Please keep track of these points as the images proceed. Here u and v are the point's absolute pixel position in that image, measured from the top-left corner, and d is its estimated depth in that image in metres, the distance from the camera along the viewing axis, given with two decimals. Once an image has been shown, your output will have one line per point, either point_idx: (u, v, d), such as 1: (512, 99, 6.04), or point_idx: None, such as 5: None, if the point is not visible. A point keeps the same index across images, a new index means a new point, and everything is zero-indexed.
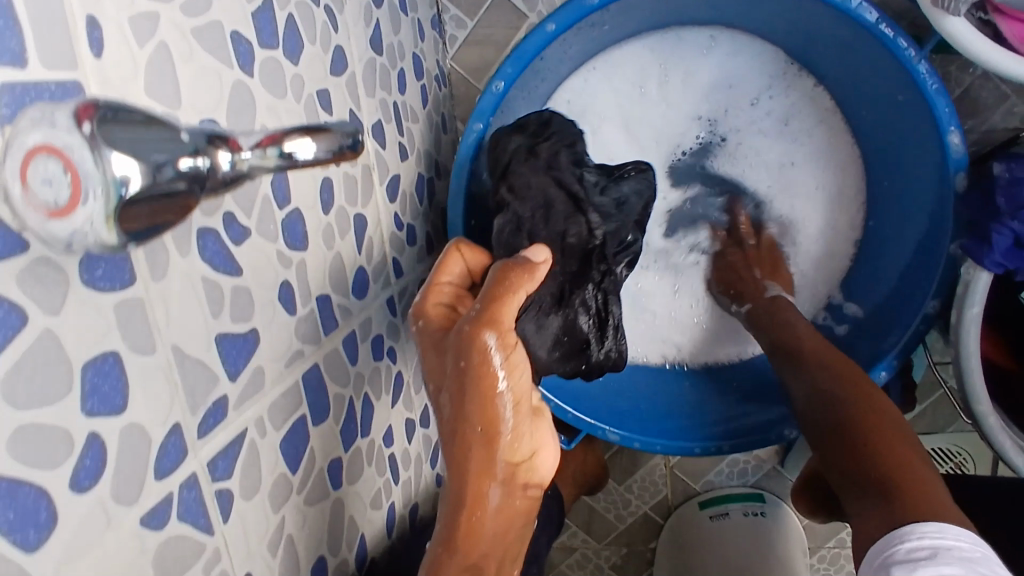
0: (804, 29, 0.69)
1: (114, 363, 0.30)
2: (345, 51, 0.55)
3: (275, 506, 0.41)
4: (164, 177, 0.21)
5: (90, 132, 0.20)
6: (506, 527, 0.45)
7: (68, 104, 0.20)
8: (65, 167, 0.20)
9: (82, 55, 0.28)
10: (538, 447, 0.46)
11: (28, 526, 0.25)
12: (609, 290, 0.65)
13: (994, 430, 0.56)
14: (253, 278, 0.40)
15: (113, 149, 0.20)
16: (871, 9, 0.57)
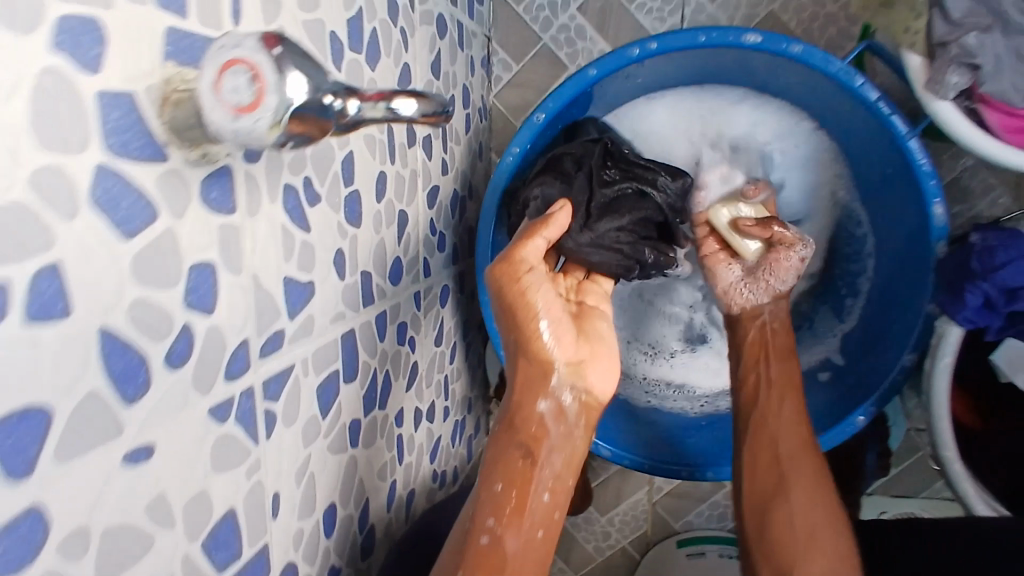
0: (813, 99, 0.77)
1: (211, 272, 0.35)
2: (410, 68, 0.63)
3: (305, 442, 0.46)
4: (317, 101, 0.28)
5: (279, 54, 0.27)
6: (563, 423, 0.53)
7: (255, 34, 0.27)
8: (250, 80, 0.27)
9: (226, 20, 0.35)
10: (583, 359, 0.54)
11: (129, 381, 0.30)
12: (616, 154, 0.75)
13: (957, 475, 0.66)
14: (317, 237, 0.46)
15: (290, 69, 0.27)
16: (872, 90, 0.65)
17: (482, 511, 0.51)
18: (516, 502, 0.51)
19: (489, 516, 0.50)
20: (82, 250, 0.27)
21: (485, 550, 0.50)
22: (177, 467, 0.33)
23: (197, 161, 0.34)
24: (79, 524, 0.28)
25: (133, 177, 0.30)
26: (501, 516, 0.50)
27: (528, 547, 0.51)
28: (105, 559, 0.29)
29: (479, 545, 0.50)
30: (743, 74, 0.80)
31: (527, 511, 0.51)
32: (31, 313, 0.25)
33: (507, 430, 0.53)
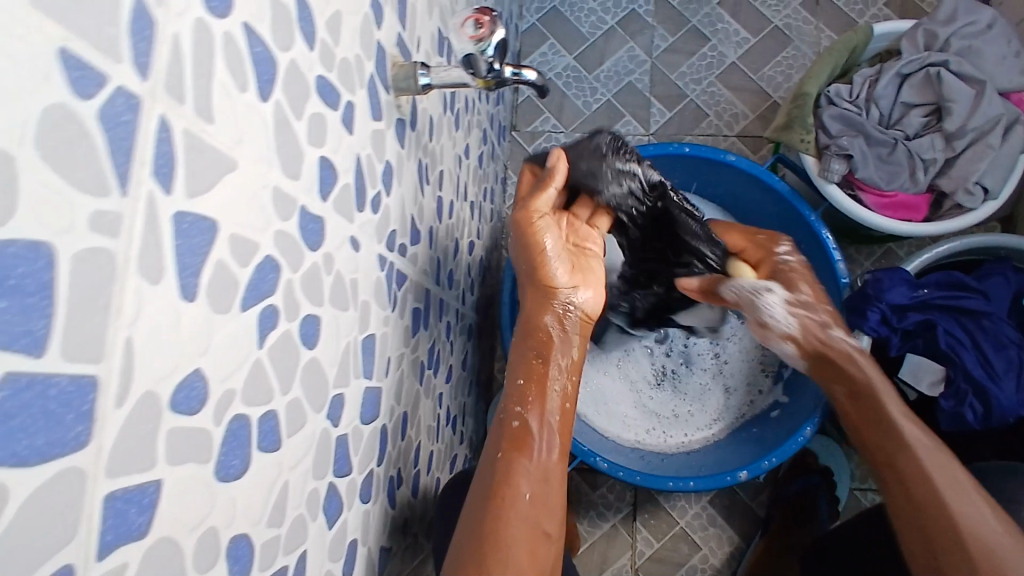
0: (734, 208, 1.02)
1: (389, 172, 0.54)
2: (470, 149, 0.88)
3: (403, 342, 0.60)
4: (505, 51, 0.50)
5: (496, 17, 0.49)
6: (567, 333, 0.68)
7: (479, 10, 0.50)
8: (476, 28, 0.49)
9: (413, 43, 0.59)
10: (579, 284, 0.69)
11: (359, 195, 0.48)
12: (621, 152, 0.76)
13: None
14: (425, 205, 0.66)
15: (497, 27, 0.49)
16: (779, 183, 0.91)
17: (510, 406, 0.65)
18: (534, 389, 0.65)
19: (517, 405, 0.64)
20: (361, 105, 0.48)
21: (517, 430, 0.63)
22: (363, 271, 0.49)
23: (395, 107, 0.56)
24: (329, 251, 0.43)
25: (376, 86, 0.51)
26: (528, 405, 0.64)
27: (546, 434, 0.64)
28: (334, 289, 0.44)
29: (512, 427, 0.63)
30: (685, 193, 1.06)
31: (543, 400, 0.65)
32: (342, 117, 0.45)
33: (525, 336, 0.68)
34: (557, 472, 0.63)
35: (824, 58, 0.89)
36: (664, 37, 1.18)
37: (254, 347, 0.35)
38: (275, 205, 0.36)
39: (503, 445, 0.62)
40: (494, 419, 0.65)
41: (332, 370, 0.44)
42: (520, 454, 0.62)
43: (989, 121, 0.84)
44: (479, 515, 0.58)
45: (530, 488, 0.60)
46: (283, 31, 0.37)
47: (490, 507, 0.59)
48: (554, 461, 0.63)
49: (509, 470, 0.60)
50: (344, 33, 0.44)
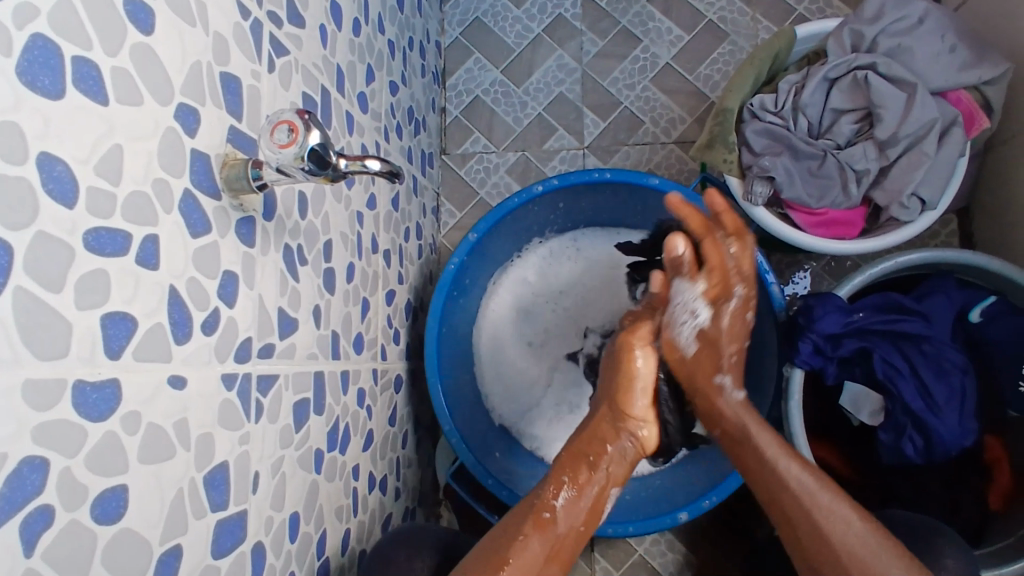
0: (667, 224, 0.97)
1: (232, 283, 0.51)
2: (376, 197, 0.84)
3: (282, 445, 0.58)
4: (329, 152, 0.46)
5: (309, 117, 0.45)
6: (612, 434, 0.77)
7: (292, 109, 0.45)
8: (289, 133, 0.45)
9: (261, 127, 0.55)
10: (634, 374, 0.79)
11: (182, 327, 0.45)
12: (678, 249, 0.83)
13: None
14: (304, 287, 0.63)
15: (314, 129, 0.45)
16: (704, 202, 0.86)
17: (545, 493, 0.69)
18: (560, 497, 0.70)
19: (554, 499, 0.68)
20: (171, 232, 0.44)
21: (545, 518, 0.67)
22: (197, 404, 0.46)
23: (235, 207, 0.52)
24: (133, 409, 0.41)
25: (199, 201, 0.47)
26: (559, 493, 0.69)
27: (570, 533, 0.68)
28: (147, 444, 0.42)
29: (541, 516, 0.67)
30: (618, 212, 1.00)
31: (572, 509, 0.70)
32: (139, 257, 0.41)
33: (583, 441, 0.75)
34: (552, 569, 0.65)
35: (746, 69, 0.87)
36: (594, 42, 1.12)
37: (21, 558, 0.33)
38: (28, 400, 0.34)
39: (526, 524, 0.65)
40: (526, 501, 0.69)
41: (156, 530, 0.43)
42: (539, 538, 0.65)
43: (923, 127, 0.81)
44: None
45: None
46: (16, 207, 0.33)
47: (490, 569, 0.61)
48: (560, 557, 0.66)
49: (511, 551, 0.63)
50: (129, 163, 0.41)
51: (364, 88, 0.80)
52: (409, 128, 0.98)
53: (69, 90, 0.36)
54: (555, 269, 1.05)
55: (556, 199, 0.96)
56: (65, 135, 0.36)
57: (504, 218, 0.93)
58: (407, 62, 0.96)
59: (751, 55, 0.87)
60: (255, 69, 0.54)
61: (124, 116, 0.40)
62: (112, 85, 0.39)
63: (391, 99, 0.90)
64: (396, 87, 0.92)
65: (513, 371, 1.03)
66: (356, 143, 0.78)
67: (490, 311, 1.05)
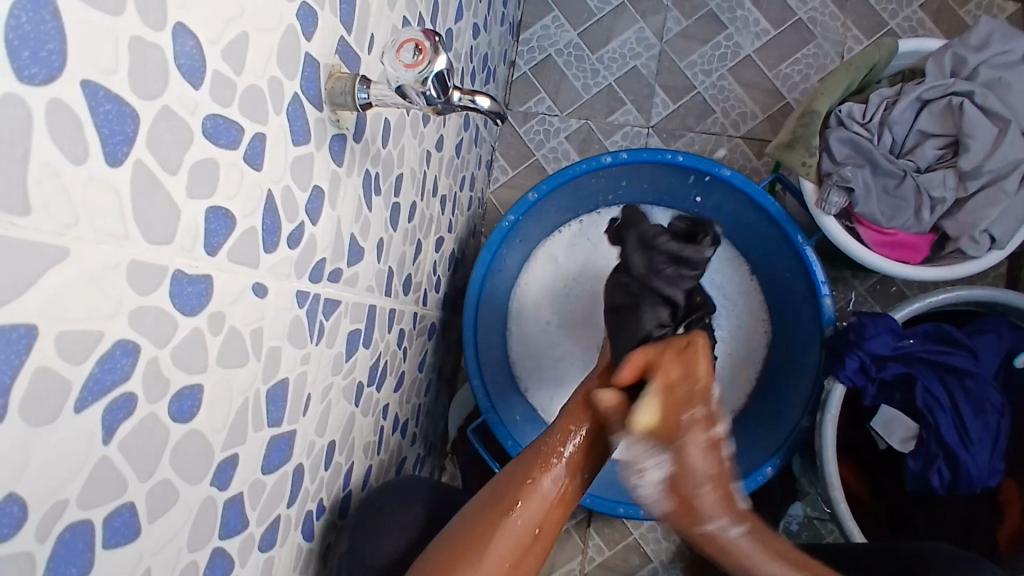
0: (727, 218, 0.95)
1: (318, 198, 0.49)
2: (444, 140, 0.81)
3: (332, 372, 0.57)
4: (450, 79, 0.44)
5: (439, 40, 0.43)
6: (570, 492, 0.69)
7: (424, 28, 0.43)
8: (415, 53, 0.43)
9: (365, 43, 0.53)
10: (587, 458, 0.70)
11: (272, 236, 0.43)
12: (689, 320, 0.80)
13: (841, 509, 0.80)
14: (374, 217, 0.61)
15: (441, 53, 0.43)
16: (772, 202, 0.85)
17: (553, 440, 0.69)
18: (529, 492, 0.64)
19: (563, 445, 0.68)
20: (276, 133, 0.42)
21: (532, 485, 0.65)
22: (272, 316, 0.45)
23: (332, 122, 0.50)
24: (220, 309, 0.39)
25: (304, 107, 0.45)
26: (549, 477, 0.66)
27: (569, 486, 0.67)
28: (225, 348, 0.40)
29: (549, 461, 0.67)
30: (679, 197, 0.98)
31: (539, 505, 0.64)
32: (246, 153, 0.40)
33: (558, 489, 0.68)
34: (556, 517, 0.65)
35: (839, 75, 0.84)
36: (677, 20, 1.09)
37: (99, 444, 0.32)
38: (131, 282, 0.32)
39: (533, 467, 0.67)
40: (537, 445, 0.69)
41: (219, 436, 0.42)
42: (546, 483, 0.66)
43: (1008, 166, 0.79)
44: (465, 523, 0.62)
45: (539, 521, 0.63)
46: (148, 77, 0.31)
47: (501, 510, 0.62)
48: (568, 496, 0.67)
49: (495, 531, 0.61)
50: (251, 54, 0.39)
51: (452, 26, 0.78)
52: (482, 76, 0.95)
53: None
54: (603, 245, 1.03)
55: (621, 173, 0.93)
56: (202, 9, 0.34)
57: (566, 183, 0.91)
58: (491, 7, 0.93)
59: (847, 61, 0.85)
60: None
61: (255, 4, 0.38)
62: None
63: (472, 42, 0.88)
64: (478, 31, 0.89)
65: (541, 338, 1.02)
66: None
67: (529, 276, 1.03)
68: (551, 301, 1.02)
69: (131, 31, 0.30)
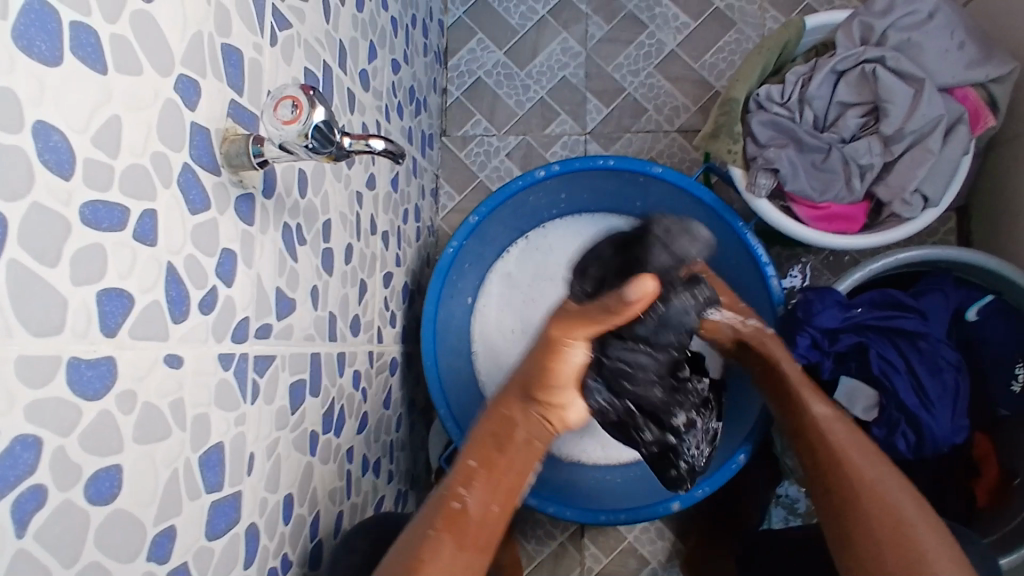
0: (670, 214, 0.96)
1: (230, 261, 0.50)
2: (376, 178, 0.82)
3: (277, 426, 0.57)
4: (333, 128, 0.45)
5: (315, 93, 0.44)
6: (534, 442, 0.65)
7: (301, 84, 0.44)
8: (293, 107, 0.44)
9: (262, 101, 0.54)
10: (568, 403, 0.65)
11: (179, 306, 0.44)
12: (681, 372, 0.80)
13: None
14: (302, 267, 0.62)
15: (319, 105, 0.44)
16: (706, 193, 0.86)
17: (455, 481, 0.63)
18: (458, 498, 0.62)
19: (464, 487, 0.62)
20: (169, 207, 0.43)
21: (454, 509, 0.61)
22: (193, 383, 0.46)
23: (235, 183, 0.50)
24: (128, 387, 0.40)
25: (198, 176, 0.46)
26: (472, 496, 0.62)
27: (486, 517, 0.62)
28: (141, 424, 0.41)
29: (451, 508, 0.61)
30: (621, 201, 0.99)
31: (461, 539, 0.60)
32: (136, 232, 0.40)
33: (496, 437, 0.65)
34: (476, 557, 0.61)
35: (753, 59, 0.86)
36: (599, 26, 1.11)
37: (12, 539, 0.33)
38: (21, 376, 0.33)
39: (435, 521, 0.60)
40: (435, 496, 0.63)
41: (149, 510, 0.42)
42: (449, 534, 0.59)
43: (928, 124, 0.81)
44: None
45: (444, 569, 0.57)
46: (12, 177, 0.32)
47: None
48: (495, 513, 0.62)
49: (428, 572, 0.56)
50: (127, 136, 0.39)
51: (366, 66, 0.79)
52: (410, 108, 0.96)
53: (67, 57, 0.35)
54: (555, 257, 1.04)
55: (559, 185, 0.95)
56: (64, 102, 0.35)
57: (506, 201, 0.92)
58: (410, 40, 0.95)
59: (759, 45, 0.86)
60: (257, 42, 0.53)
61: (123, 86, 0.39)
62: (111, 53, 0.38)
63: (393, 77, 0.89)
64: (398, 66, 0.91)
65: (507, 357, 1.02)
66: (356, 121, 0.77)
67: (486, 297, 1.04)
68: (513, 318, 1.03)
69: None
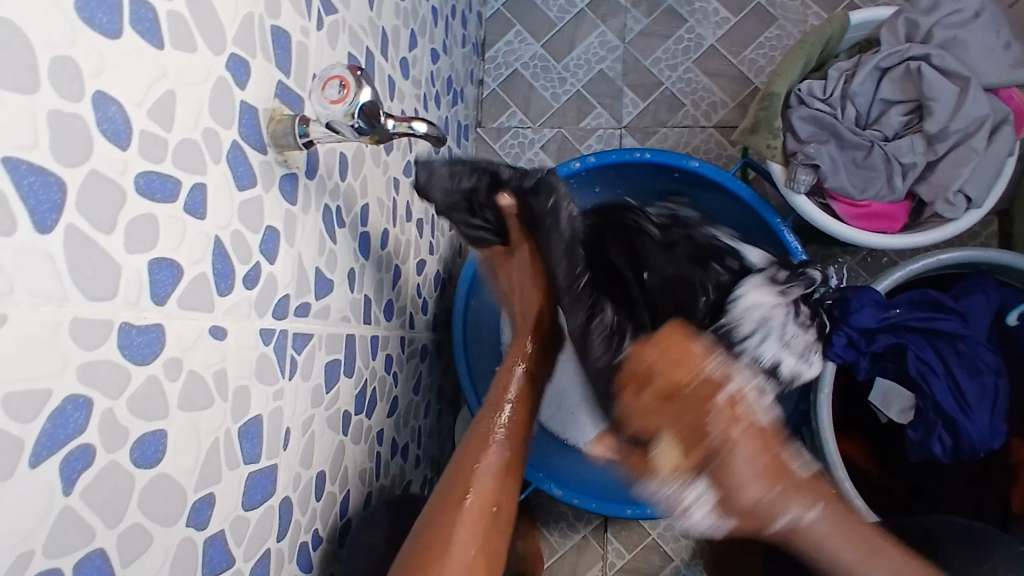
0: (707, 209, 0.95)
1: (273, 238, 0.51)
2: (413, 165, 0.83)
3: (312, 403, 0.58)
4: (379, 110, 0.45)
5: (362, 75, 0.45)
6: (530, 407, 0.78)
7: (349, 64, 0.45)
8: (341, 88, 0.45)
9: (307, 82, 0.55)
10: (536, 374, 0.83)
11: (224, 279, 0.45)
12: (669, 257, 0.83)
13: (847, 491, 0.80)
14: (341, 248, 0.63)
15: (366, 86, 0.45)
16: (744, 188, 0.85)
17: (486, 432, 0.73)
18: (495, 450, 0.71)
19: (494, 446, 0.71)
20: (218, 182, 0.44)
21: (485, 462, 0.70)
22: (235, 357, 0.47)
23: (280, 163, 0.51)
24: (175, 355, 0.41)
25: (246, 154, 0.47)
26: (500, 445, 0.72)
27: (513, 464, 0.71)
28: (185, 392, 0.42)
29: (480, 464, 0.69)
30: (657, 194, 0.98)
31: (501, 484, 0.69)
32: (186, 205, 0.42)
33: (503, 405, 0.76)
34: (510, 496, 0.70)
35: (795, 54, 0.85)
36: (637, 20, 1.10)
37: (60, 495, 0.34)
38: (74, 339, 0.34)
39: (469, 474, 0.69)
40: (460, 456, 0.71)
41: (190, 477, 0.43)
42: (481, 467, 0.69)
43: (974, 123, 0.79)
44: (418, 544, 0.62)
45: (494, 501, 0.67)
46: (72, 146, 0.33)
47: (450, 509, 0.65)
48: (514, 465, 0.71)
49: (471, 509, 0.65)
50: (180, 111, 0.41)
51: (407, 54, 0.80)
52: (447, 98, 0.97)
53: (126, 32, 0.36)
54: None
55: (594, 178, 0.95)
56: (122, 76, 0.36)
57: None
58: (449, 31, 0.95)
59: (801, 39, 0.85)
60: (305, 26, 0.54)
61: (178, 63, 0.40)
62: (167, 30, 0.39)
63: (432, 66, 0.90)
64: (437, 56, 0.91)
65: None
66: (396, 108, 0.78)
67: None
68: None
69: (50, 106, 0.32)
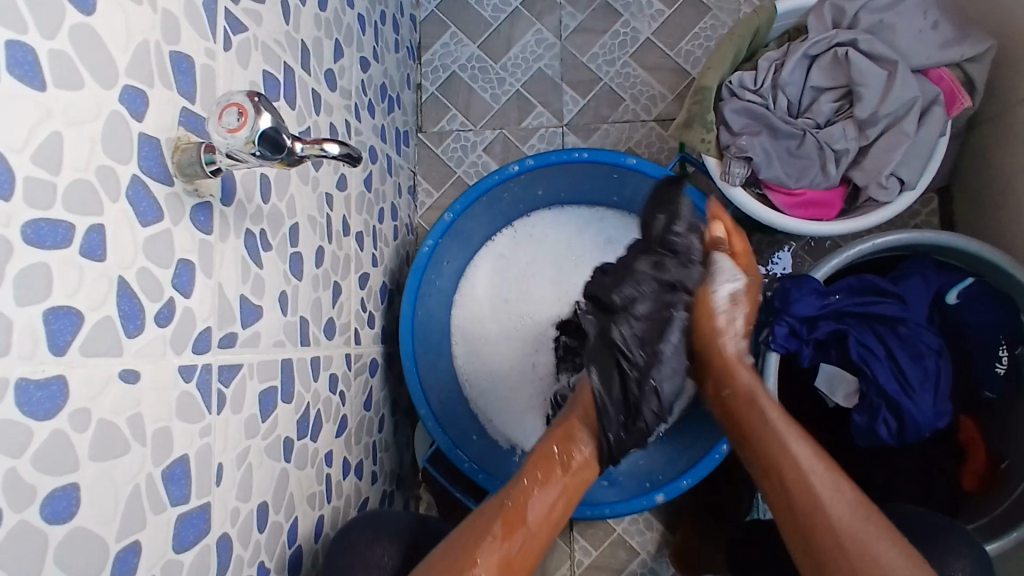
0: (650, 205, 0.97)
1: (187, 270, 0.49)
2: (347, 178, 0.81)
3: (247, 434, 0.57)
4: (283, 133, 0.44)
5: (259, 100, 0.43)
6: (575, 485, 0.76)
7: (245, 91, 0.43)
8: (239, 115, 0.43)
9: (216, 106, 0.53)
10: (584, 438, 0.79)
11: (132, 320, 0.43)
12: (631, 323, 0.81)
13: None
14: (269, 272, 0.61)
15: (264, 111, 0.43)
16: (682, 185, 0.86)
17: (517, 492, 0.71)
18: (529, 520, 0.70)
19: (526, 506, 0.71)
20: (118, 221, 0.42)
21: (511, 512, 0.70)
22: (151, 398, 0.45)
23: (190, 193, 0.50)
24: (82, 406, 0.39)
25: (150, 188, 0.45)
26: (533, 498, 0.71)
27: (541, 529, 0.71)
28: (97, 441, 0.40)
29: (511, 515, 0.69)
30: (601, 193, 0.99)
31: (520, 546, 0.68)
32: (83, 247, 0.40)
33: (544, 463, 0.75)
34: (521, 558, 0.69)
35: (725, 46, 0.85)
36: (573, 16, 1.09)
37: None
38: None
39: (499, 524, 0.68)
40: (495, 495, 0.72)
41: (111, 529, 0.42)
42: (505, 543, 0.67)
43: (903, 107, 0.80)
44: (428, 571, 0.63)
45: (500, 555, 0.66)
46: None
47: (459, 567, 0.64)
48: (524, 563, 0.69)
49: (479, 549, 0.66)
50: (69, 151, 0.39)
51: (332, 65, 0.78)
52: (382, 106, 0.95)
53: (1, 74, 0.34)
54: (538, 253, 1.03)
55: (535, 180, 0.95)
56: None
57: (484, 194, 0.91)
58: (379, 36, 0.93)
59: (730, 31, 0.86)
60: (210, 48, 0.52)
61: (64, 101, 0.38)
62: (49, 66, 0.37)
63: (363, 75, 0.88)
64: (368, 64, 0.89)
65: (492, 352, 1.01)
66: (323, 122, 0.76)
67: (467, 293, 1.03)
68: (498, 315, 1.02)
69: None
